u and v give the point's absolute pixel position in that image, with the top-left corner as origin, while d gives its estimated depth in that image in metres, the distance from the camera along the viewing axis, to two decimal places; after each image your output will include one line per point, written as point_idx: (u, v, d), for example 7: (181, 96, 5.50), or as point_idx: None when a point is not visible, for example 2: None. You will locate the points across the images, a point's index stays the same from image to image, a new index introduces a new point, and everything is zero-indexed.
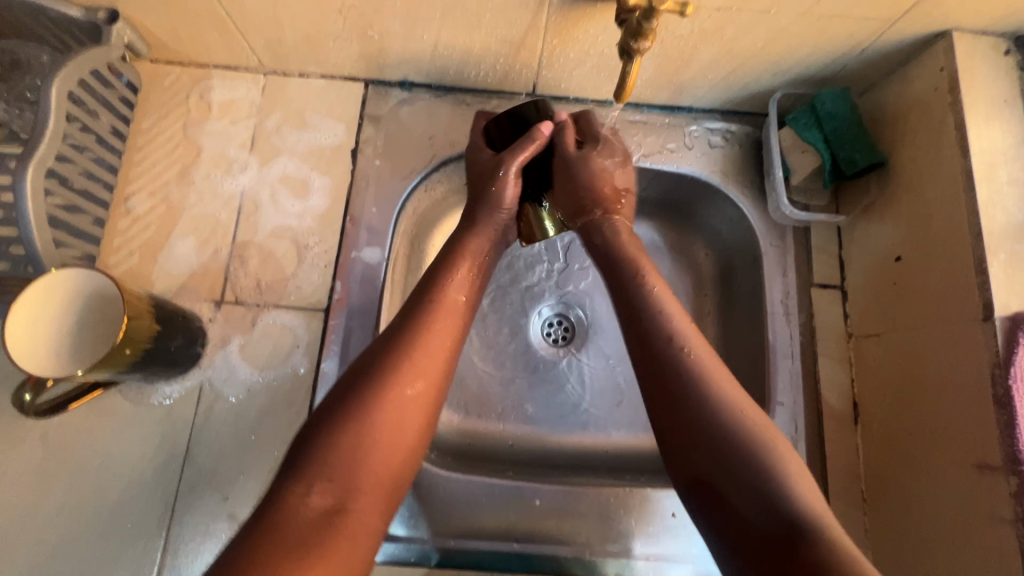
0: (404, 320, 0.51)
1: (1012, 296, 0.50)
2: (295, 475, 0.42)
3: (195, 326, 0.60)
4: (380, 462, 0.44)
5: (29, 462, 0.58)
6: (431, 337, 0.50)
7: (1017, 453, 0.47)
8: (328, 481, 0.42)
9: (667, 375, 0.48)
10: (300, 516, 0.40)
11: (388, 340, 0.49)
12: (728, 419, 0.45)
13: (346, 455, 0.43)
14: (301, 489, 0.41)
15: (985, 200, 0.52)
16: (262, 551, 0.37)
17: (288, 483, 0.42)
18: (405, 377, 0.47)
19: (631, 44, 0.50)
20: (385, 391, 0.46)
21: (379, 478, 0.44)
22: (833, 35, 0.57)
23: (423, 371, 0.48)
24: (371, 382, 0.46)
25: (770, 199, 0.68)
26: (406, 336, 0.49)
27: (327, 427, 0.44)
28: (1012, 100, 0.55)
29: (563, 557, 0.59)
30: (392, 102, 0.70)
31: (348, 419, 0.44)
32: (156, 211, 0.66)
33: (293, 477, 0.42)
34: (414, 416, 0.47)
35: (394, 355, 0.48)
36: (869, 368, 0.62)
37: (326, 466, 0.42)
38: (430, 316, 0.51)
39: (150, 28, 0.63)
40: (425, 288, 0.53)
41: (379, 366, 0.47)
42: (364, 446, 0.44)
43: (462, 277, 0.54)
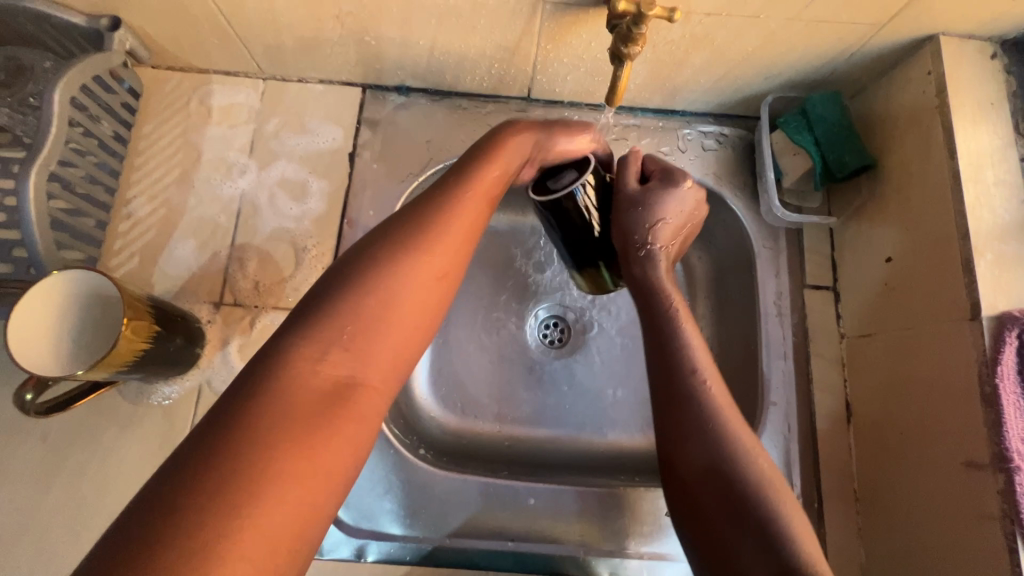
0: (424, 201, 0.46)
1: (998, 296, 0.51)
2: (306, 334, 0.37)
3: (195, 327, 0.61)
4: (393, 335, 0.39)
5: (30, 462, 0.59)
6: (453, 217, 0.45)
7: (1005, 452, 0.47)
8: (342, 348, 0.37)
9: (689, 430, 0.47)
10: (313, 381, 0.36)
11: (407, 216, 0.45)
12: (739, 484, 0.44)
13: (361, 320, 0.38)
14: (314, 351, 0.37)
15: (972, 201, 0.53)
16: (265, 413, 0.33)
17: (297, 341, 0.37)
18: (425, 253, 0.42)
19: (621, 48, 0.51)
20: (405, 262, 0.41)
21: (390, 350, 0.39)
22: (822, 39, 0.58)
23: (443, 248, 0.43)
24: (384, 252, 0.41)
25: (763, 201, 0.68)
26: (430, 214, 0.45)
27: (340, 294, 0.39)
28: (998, 103, 0.56)
29: (557, 556, 0.60)
30: (389, 107, 0.71)
31: (361, 283, 0.40)
32: (156, 214, 0.66)
33: (303, 337, 0.37)
34: (432, 296, 0.42)
35: (415, 229, 0.43)
36: (861, 368, 0.63)
37: (337, 328, 0.38)
38: (454, 194, 0.47)
39: (151, 35, 0.64)
40: (460, 170, 0.49)
41: (399, 237, 0.42)
42: (378, 316, 0.39)
43: (494, 166, 0.50)
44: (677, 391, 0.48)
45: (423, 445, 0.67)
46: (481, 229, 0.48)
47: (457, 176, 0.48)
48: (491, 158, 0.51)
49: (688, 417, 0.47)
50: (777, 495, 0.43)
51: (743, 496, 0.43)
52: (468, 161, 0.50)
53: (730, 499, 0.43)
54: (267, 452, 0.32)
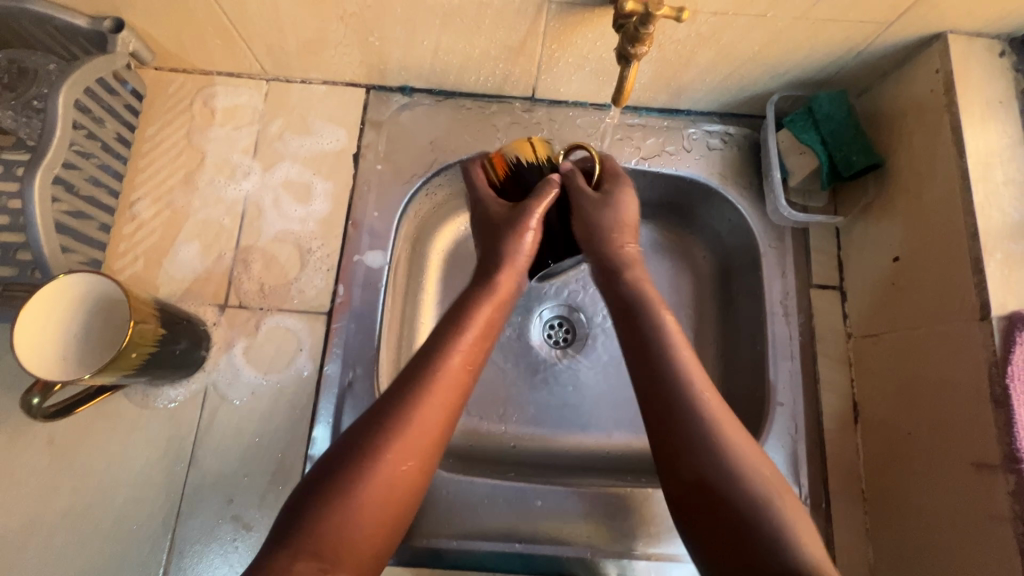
0: (403, 383, 0.46)
1: (1008, 295, 0.50)
2: (283, 541, 0.39)
3: (200, 330, 0.61)
4: (362, 542, 0.40)
5: (36, 464, 0.59)
6: (420, 411, 0.45)
7: (1015, 452, 0.47)
8: (314, 555, 0.38)
9: (682, 440, 0.44)
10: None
11: (383, 406, 0.45)
12: (733, 490, 0.42)
13: (331, 529, 0.39)
14: (285, 559, 0.38)
15: (981, 200, 0.53)
16: None
17: (274, 549, 0.38)
18: (398, 452, 0.43)
19: (628, 49, 0.50)
20: (374, 463, 0.42)
21: (361, 555, 0.40)
22: (829, 38, 0.57)
23: (416, 445, 0.44)
24: (357, 453, 0.42)
25: (769, 201, 0.68)
26: (397, 406, 0.45)
27: (320, 498, 0.40)
28: (1007, 101, 0.55)
29: (565, 558, 0.60)
30: (393, 108, 0.71)
31: (334, 490, 0.41)
32: (161, 216, 0.66)
33: (281, 544, 0.39)
34: (402, 495, 0.43)
35: (389, 424, 0.44)
36: (868, 368, 0.63)
37: (307, 539, 0.39)
38: (419, 384, 0.46)
39: (154, 36, 0.64)
40: (427, 354, 0.47)
41: (373, 438, 0.43)
42: (350, 522, 0.40)
43: (468, 343, 0.49)
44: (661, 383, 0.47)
45: None
46: (453, 420, 0.47)
47: (431, 350, 0.48)
48: (465, 323, 0.50)
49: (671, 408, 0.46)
50: (770, 488, 0.42)
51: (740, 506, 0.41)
52: (438, 332, 0.50)
53: (733, 509, 0.41)
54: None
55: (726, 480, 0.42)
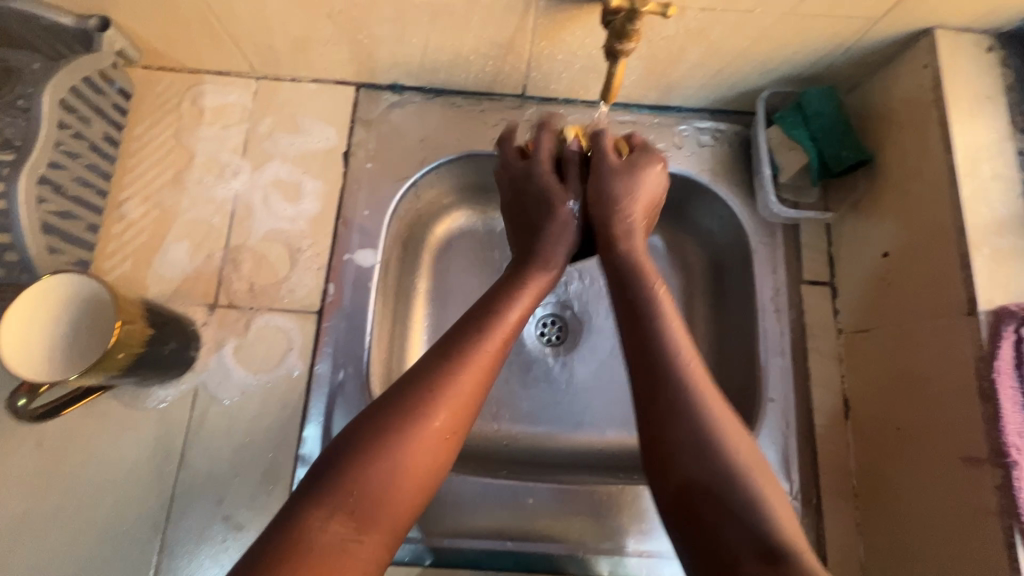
0: (445, 347, 0.48)
1: (996, 290, 0.50)
2: (317, 499, 0.40)
3: (189, 330, 0.61)
4: (398, 503, 0.41)
5: (24, 466, 0.58)
6: (463, 375, 0.46)
7: (1002, 446, 0.47)
8: (349, 516, 0.40)
9: (668, 410, 0.46)
10: (314, 549, 0.38)
11: (422, 369, 0.47)
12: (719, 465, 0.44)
13: (370, 487, 0.41)
14: (320, 516, 0.39)
15: (969, 195, 0.53)
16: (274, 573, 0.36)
17: (307, 506, 0.39)
18: (438, 414, 0.44)
19: (615, 45, 0.50)
20: (416, 425, 0.43)
21: (397, 517, 0.41)
22: (818, 34, 0.57)
23: (455, 406, 0.45)
24: (396, 416, 0.43)
25: (759, 197, 0.68)
26: (443, 371, 0.46)
27: (353, 461, 0.41)
28: (994, 96, 0.56)
29: (556, 555, 0.60)
30: (383, 106, 0.71)
31: (374, 451, 0.42)
32: (149, 216, 0.66)
33: (312, 501, 0.40)
34: (437, 461, 0.44)
35: (430, 386, 0.45)
36: (859, 363, 0.63)
37: (345, 500, 0.40)
38: (468, 349, 0.48)
39: (141, 35, 0.63)
40: (476, 322, 0.50)
41: (411, 401, 0.44)
42: (390, 483, 0.41)
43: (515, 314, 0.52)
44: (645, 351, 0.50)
45: None
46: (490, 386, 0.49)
47: (474, 319, 0.50)
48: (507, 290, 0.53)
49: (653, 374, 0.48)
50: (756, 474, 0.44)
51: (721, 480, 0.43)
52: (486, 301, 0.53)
53: (711, 478, 0.43)
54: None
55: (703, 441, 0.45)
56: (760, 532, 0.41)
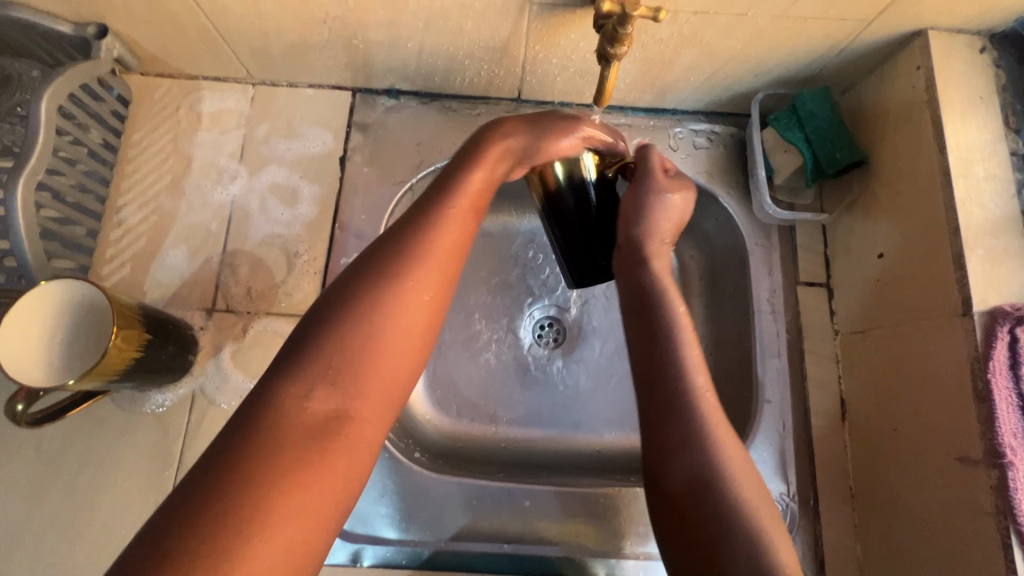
0: (411, 218, 0.42)
1: (990, 291, 0.50)
2: (292, 375, 0.35)
3: (187, 334, 0.61)
4: (387, 359, 0.37)
5: (23, 471, 0.59)
6: (440, 233, 0.41)
7: (997, 447, 0.47)
8: (333, 377, 0.36)
9: (675, 429, 0.45)
10: (300, 418, 0.34)
11: (395, 235, 0.41)
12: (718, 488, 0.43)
13: (353, 346, 0.36)
14: (301, 386, 0.35)
15: (962, 196, 0.53)
16: (253, 445, 0.32)
17: (281, 386, 0.35)
18: (414, 280, 0.39)
19: (607, 49, 0.50)
20: (394, 284, 0.38)
21: (385, 386, 0.37)
22: (811, 35, 0.58)
23: (433, 271, 0.40)
24: (367, 287, 0.38)
25: (755, 199, 0.68)
26: (418, 232, 0.41)
27: (327, 332, 0.36)
28: (987, 97, 0.56)
29: (553, 557, 0.60)
30: (379, 110, 0.71)
31: (349, 313, 0.37)
32: (148, 222, 0.66)
33: (286, 378, 0.35)
34: (423, 320, 0.39)
35: (398, 254, 0.40)
36: (855, 365, 0.63)
37: (325, 364, 0.36)
38: (441, 210, 0.43)
39: (139, 42, 0.64)
40: (451, 181, 0.45)
41: (380, 269, 0.39)
42: (373, 344, 0.37)
43: (489, 171, 0.47)
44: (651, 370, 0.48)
45: (421, 450, 0.67)
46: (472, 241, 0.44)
47: (443, 187, 0.44)
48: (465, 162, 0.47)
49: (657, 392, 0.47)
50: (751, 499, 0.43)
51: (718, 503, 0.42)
52: (461, 163, 0.47)
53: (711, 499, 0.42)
54: (252, 502, 0.30)
55: (698, 463, 0.44)
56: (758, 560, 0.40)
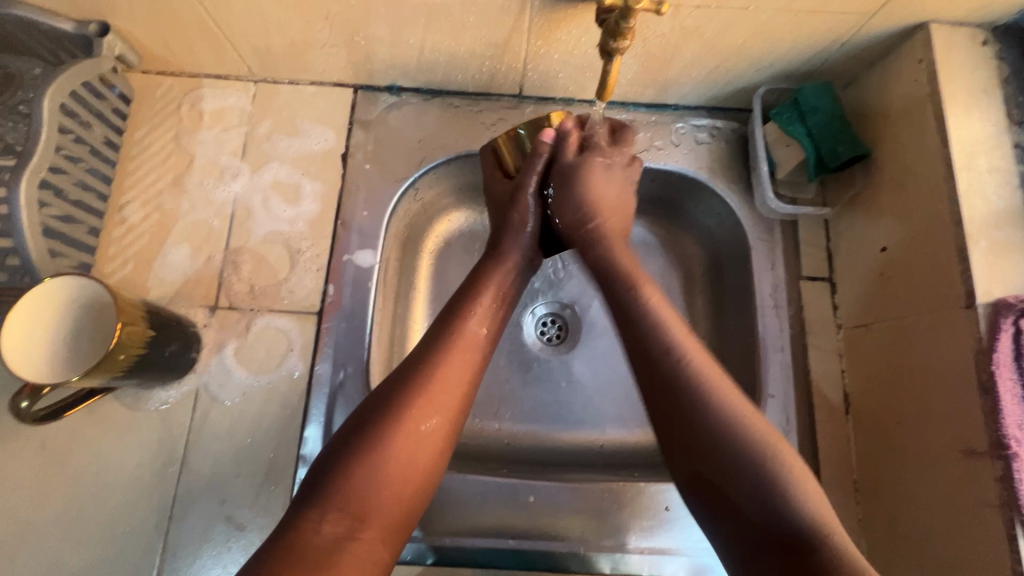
0: (420, 351, 0.51)
1: (994, 283, 0.50)
2: (310, 503, 0.42)
3: (190, 331, 0.61)
4: (390, 494, 0.44)
5: (27, 468, 0.59)
6: (438, 375, 0.49)
7: (1002, 438, 0.47)
8: (342, 511, 0.42)
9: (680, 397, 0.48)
10: (312, 546, 0.40)
11: (401, 374, 0.49)
12: (742, 453, 0.45)
13: (359, 486, 0.43)
14: (314, 518, 0.41)
15: (965, 188, 0.53)
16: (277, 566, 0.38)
17: (303, 510, 0.42)
18: (421, 411, 0.47)
19: (610, 43, 0.50)
20: (399, 422, 0.45)
21: (389, 515, 0.43)
22: (813, 30, 0.58)
23: (443, 405, 0.48)
24: (382, 421, 0.45)
25: (757, 193, 0.68)
26: (421, 372, 0.49)
27: (347, 455, 0.44)
28: (990, 90, 0.56)
29: (558, 552, 0.60)
30: (381, 107, 0.71)
31: (358, 452, 0.44)
32: (150, 219, 0.66)
33: (308, 505, 0.42)
34: (425, 453, 0.46)
35: (413, 387, 0.47)
36: (859, 358, 0.63)
37: (335, 496, 0.42)
38: (439, 353, 0.50)
39: (140, 39, 0.64)
40: (447, 324, 0.52)
41: (397, 400, 0.47)
42: (377, 480, 0.43)
43: (483, 311, 0.54)
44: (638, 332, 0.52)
45: None
46: (472, 383, 0.51)
47: (449, 316, 0.53)
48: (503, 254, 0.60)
49: (649, 345, 0.51)
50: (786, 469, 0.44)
51: (745, 464, 0.44)
52: (456, 304, 0.55)
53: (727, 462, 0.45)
54: None
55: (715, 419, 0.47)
56: (789, 520, 0.42)
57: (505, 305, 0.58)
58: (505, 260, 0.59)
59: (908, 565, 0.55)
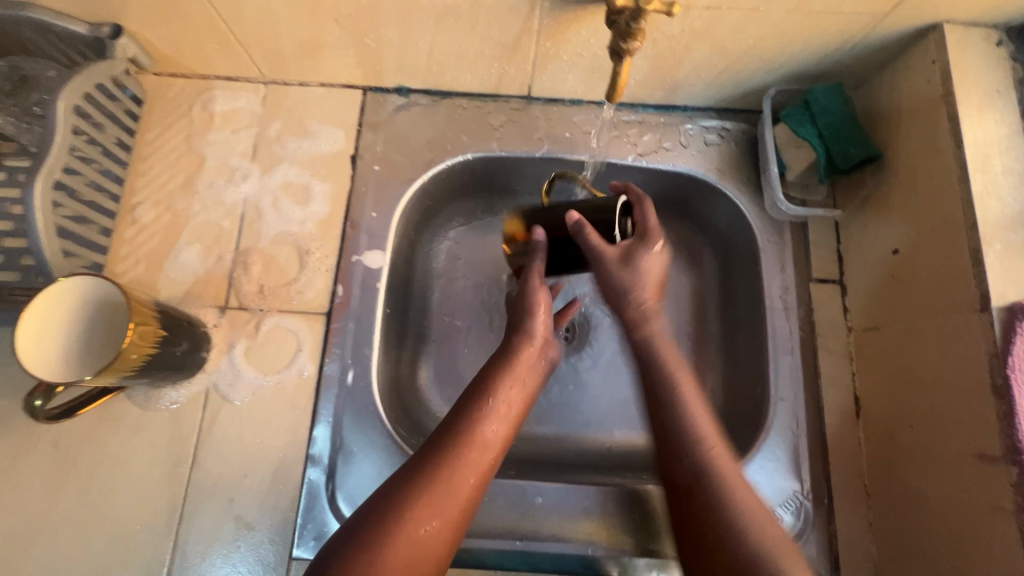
0: (433, 446, 0.49)
1: (1009, 286, 0.50)
2: None
3: (200, 332, 0.61)
4: None
5: (40, 467, 0.59)
6: (449, 477, 0.46)
7: (1016, 443, 0.47)
8: None
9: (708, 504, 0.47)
10: None
11: (411, 471, 0.47)
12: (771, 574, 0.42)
13: None
14: None
15: (980, 190, 0.52)
16: None
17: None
18: (425, 514, 0.44)
19: (620, 44, 0.50)
20: (403, 523, 0.43)
21: None
22: (824, 31, 0.57)
23: (444, 512, 0.45)
24: (383, 524, 0.43)
25: (767, 195, 0.68)
26: (430, 471, 0.46)
27: (352, 546, 0.41)
28: (1005, 90, 0.55)
29: (565, 556, 0.60)
30: (390, 108, 0.71)
31: (363, 545, 0.41)
32: (161, 220, 0.67)
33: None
34: (427, 560, 0.43)
35: (415, 485, 0.45)
36: (870, 361, 0.62)
37: None
38: (450, 453, 0.48)
39: (152, 41, 0.64)
40: (460, 420, 0.50)
41: (397, 502, 0.44)
42: None
43: (499, 416, 0.52)
44: (670, 423, 0.52)
45: None
46: (480, 494, 0.48)
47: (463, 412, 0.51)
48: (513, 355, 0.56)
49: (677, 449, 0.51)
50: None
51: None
52: (467, 400, 0.52)
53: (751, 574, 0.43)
54: None
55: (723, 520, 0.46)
56: None
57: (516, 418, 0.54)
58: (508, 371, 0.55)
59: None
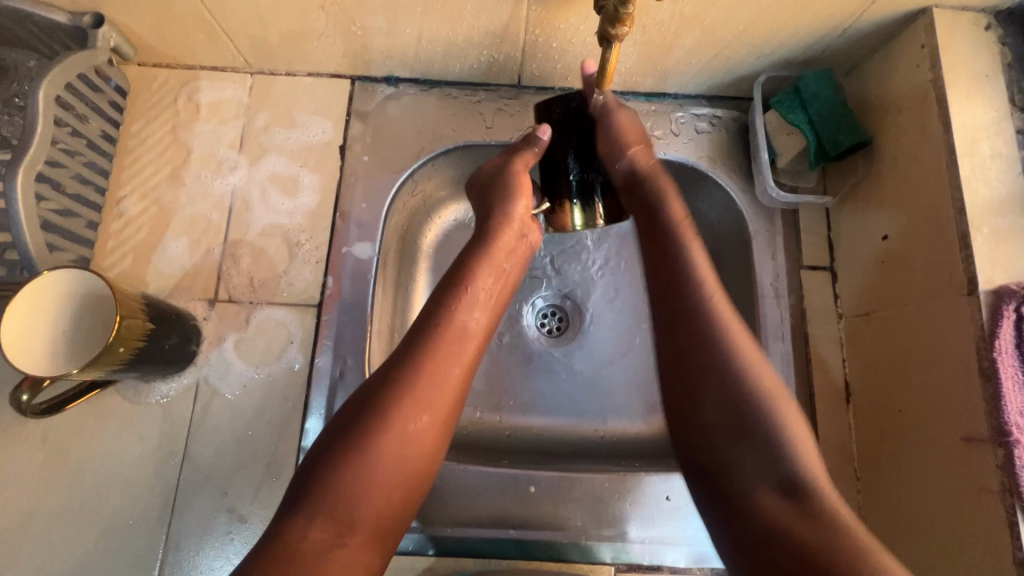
0: (409, 343, 0.50)
1: (996, 270, 0.50)
2: (298, 509, 0.43)
3: (189, 325, 0.61)
4: (375, 501, 0.44)
5: (29, 462, 0.59)
6: (426, 373, 0.48)
7: (1004, 426, 0.47)
8: (327, 516, 0.42)
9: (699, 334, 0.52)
10: (298, 552, 0.41)
11: (388, 371, 0.48)
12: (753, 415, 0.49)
13: (346, 492, 0.43)
14: (300, 524, 0.42)
15: (968, 175, 0.53)
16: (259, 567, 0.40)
17: (292, 515, 0.42)
18: (408, 411, 0.46)
19: (608, 30, 0.49)
20: (388, 424, 0.45)
21: (376, 516, 0.44)
22: (814, 16, 0.57)
23: (432, 404, 0.47)
24: (373, 420, 0.45)
25: (757, 182, 0.68)
26: (406, 370, 0.48)
27: (339, 457, 0.44)
28: (993, 75, 0.55)
29: (558, 542, 0.60)
30: (379, 98, 0.71)
31: (350, 450, 0.44)
32: (148, 213, 0.66)
33: (297, 510, 0.43)
34: (416, 450, 0.46)
35: (393, 386, 0.47)
36: (861, 347, 0.63)
37: (320, 504, 0.43)
38: (424, 350, 0.49)
39: (134, 31, 0.63)
40: (433, 314, 0.52)
41: (381, 401, 0.46)
42: (363, 479, 0.44)
43: (481, 302, 0.54)
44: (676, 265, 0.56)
45: None
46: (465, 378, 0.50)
47: (435, 308, 0.52)
48: (491, 237, 0.57)
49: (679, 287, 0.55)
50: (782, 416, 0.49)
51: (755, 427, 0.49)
52: (442, 292, 0.53)
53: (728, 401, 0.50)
54: None
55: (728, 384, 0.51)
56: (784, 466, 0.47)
57: (501, 300, 0.57)
58: (495, 252, 0.57)
59: (904, 508, 0.56)
